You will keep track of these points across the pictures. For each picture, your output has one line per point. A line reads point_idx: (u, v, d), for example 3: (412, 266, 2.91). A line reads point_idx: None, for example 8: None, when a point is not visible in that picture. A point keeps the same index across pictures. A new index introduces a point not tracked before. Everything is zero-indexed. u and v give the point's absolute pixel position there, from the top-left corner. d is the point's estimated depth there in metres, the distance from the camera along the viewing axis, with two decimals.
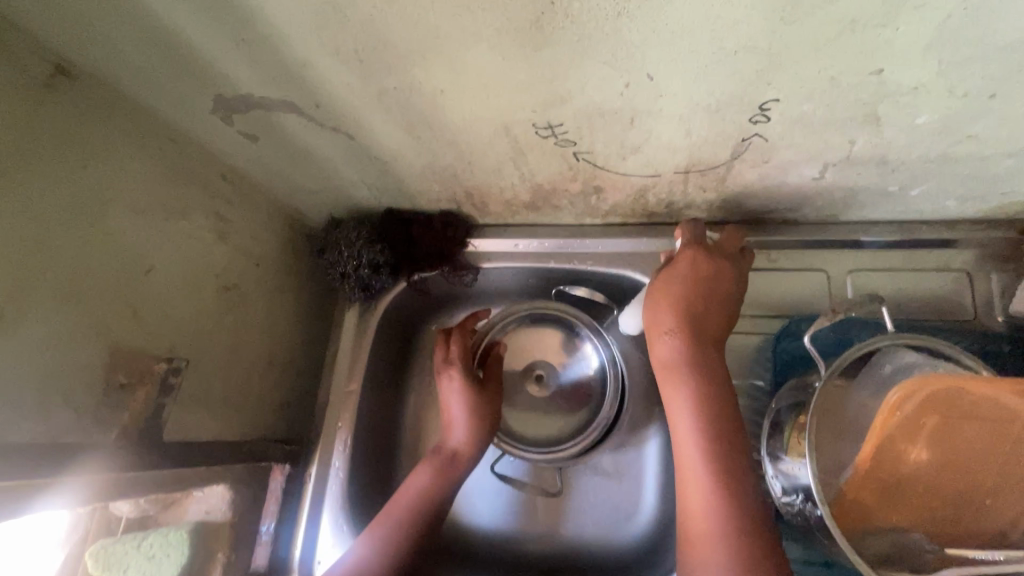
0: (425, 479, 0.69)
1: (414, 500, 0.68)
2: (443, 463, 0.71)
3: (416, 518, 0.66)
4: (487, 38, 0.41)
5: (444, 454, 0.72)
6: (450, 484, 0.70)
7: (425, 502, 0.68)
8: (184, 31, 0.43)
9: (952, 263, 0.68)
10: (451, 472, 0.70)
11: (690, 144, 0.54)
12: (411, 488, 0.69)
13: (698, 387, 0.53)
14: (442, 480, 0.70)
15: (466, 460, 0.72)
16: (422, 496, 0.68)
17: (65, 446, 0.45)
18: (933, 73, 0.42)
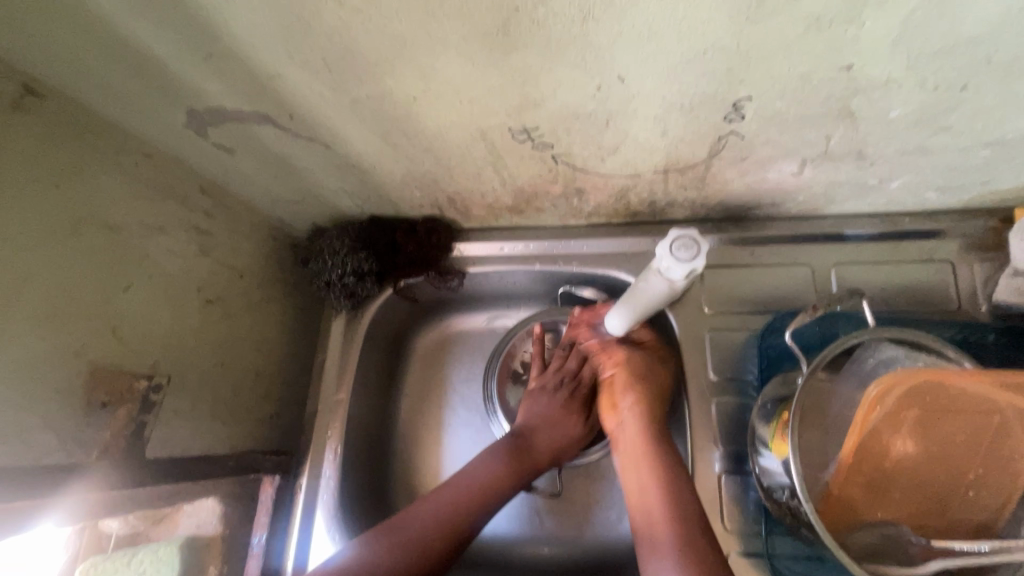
0: (489, 467, 0.68)
1: (485, 485, 0.66)
2: (524, 458, 0.70)
3: (477, 503, 0.65)
4: (455, 45, 0.41)
5: (524, 445, 0.71)
6: (516, 481, 0.68)
7: (479, 491, 0.65)
8: (152, 47, 0.43)
9: (935, 254, 0.68)
10: (525, 468, 0.70)
11: (667, 144, 0.54)
12: (474, 473, 0.67)
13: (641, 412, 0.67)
14: (512, 471, 0.68)
15: (544, 458, 0.72)
16: (488, 484, 0.66)
17: (46, 467, 0.45)
18: (903, 67, 0.42)
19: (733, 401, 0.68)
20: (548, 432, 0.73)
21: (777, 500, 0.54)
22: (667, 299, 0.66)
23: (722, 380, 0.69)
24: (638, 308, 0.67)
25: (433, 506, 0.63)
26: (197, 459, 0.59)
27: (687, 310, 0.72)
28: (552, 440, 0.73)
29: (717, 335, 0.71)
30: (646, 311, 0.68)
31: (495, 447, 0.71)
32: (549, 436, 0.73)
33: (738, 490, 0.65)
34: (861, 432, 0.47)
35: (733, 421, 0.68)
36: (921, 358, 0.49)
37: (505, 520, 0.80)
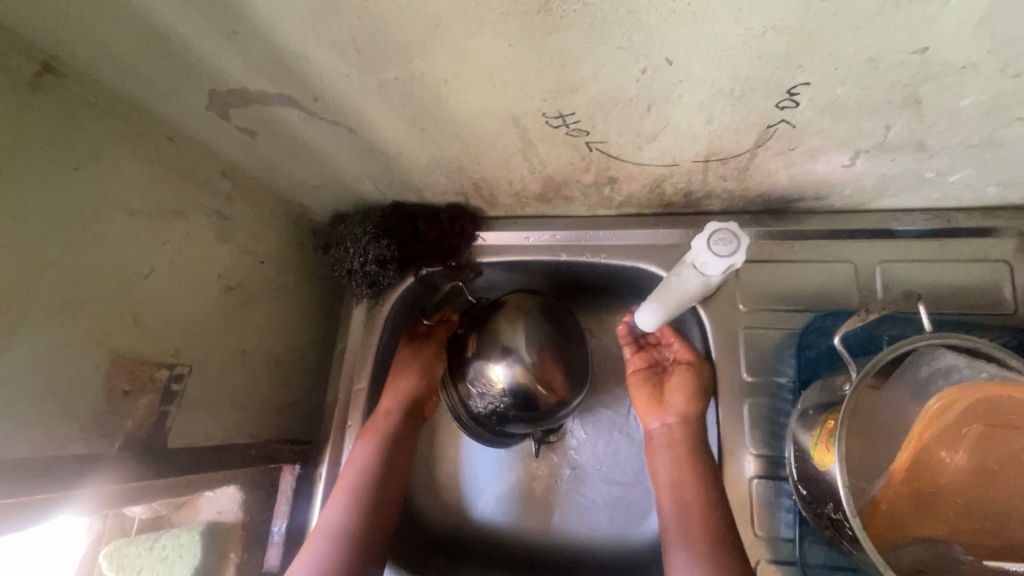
0: (364, 453, 0.68)
1: (368, 469, 0.67)
2: (375, 429, 0.70)
3: (376, 484, 0.66)
4: (492, 24, 0.38)
5: (374, 424, 0.71)
6: (389, 447, 0.69)
7: (369, 479, 0.66)
8: (171, 23, 0.41)
9: (991, 253, 0.64)
10: (385, 430, 0.70)
11: (711, 132, 0.51)
12: (355, 465, 0.67)
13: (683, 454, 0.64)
14: (382, 443, 0.69)
15: (400, 421, 0.72)
16: (369, 466, 0.67)
17: (68, 458, 0.44)
18: (984, 51, 0.38)
19: (766, 402, 0.66)
20: (391, 390, 0.73)
21: (816, 511, 0.51)
22: (701, 295, 0.63)
23: (756, 381, 0.66)
24: (670, 304, 0.64)
25: (342, 493, 0.65)
26: (218, 448, 0.59)
27: (720, 307, 0.69)
28: (396, 395, 0.73)
29: (751, 334, 0.68)
30: (679, 307, 0.65)
31: (358, 436, 0.71)
32: (393, 396, 0.73)
33: (770, 495, 0.63)
34: (918, 445, 0.46)
35: (768, 425, 0.65)
36: (985, 368, 0.45)
37: (525, 513, 0.79)
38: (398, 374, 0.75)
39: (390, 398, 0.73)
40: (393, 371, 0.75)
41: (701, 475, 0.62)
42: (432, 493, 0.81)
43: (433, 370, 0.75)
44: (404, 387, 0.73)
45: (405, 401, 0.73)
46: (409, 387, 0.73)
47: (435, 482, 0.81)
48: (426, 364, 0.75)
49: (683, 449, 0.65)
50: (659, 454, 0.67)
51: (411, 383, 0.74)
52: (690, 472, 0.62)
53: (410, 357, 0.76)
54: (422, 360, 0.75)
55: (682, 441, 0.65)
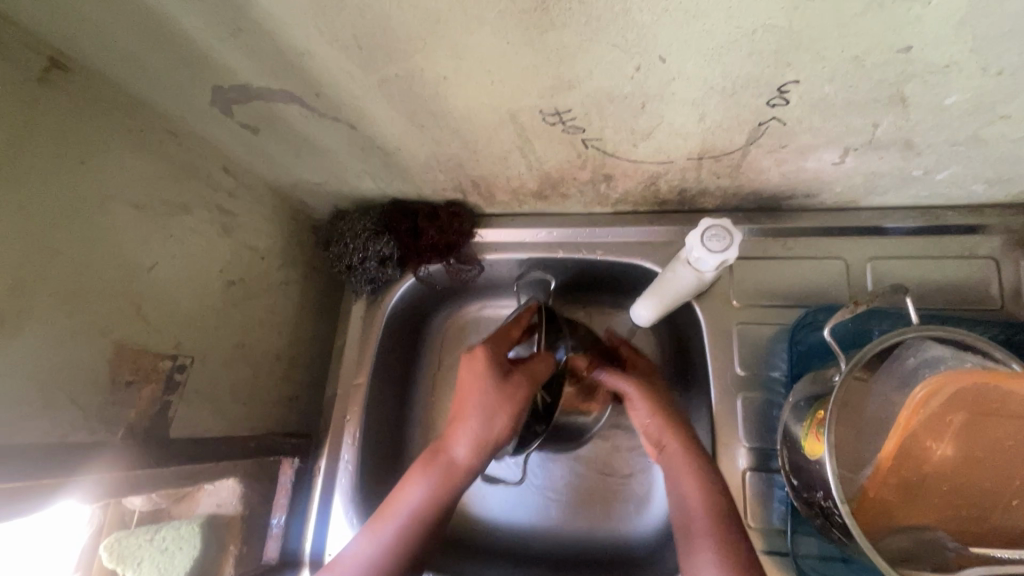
0: (415, 498, 0.60)
1: (414, 517, 0.59)
2: (440, 473, 0.60)
3: (422, 532, 0.59)
4: (490, 22, 0.39)
5: (438, 461, 0.61)
6: (449, 495, 0.60)
7: (411, 530, 0.59)
8: (176, 20, 0.42)
9: (978, 250, 0.65)
10: (451, 485, 0.60)
11: (704, 130, 0.52)
12: (405, 505, 0.59)
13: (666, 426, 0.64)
14: (442, 493, 0.60)
15: (470, 472, 0.61)
16: (420, 512, 0.59)
17: (72, 445, 0.45)
18: (966, 50, 0.40)
19: (760, 397, 0.67)
20: (471, 432, 0.60)
21: (807, 500, 0.53)
22: (694, 291, 0.64)
23: (749, 375, 0.67)
24: (665, 299, 0.65)
25: (384, 531, 0.58)
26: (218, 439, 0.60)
27: (714, 302, 0.70)
28: (473, 440, 0.60)
29: (745, 329, 0.69)
30: (672, 302, 0.66)
31: (416, 464, 0.62)
32: (468, 438, 0.60)
33: (763, 487, 0.64)
34: (904, 433, 0.46)
35: (759, 420, 0.66)
36: (968, 358, 0.46)
37: (524, 509, 0.80)
38: (480, 416, 0.60)
39: (468, 446, 0.60)
40: (474, 405, 0.60)
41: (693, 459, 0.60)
42: None
43: (522, 402, 0.61)
44: (485, 435, 0.60)
45: (483, 450, 0.61)
46: (493, 431, 0.60)
47: None
48: (517, 408, 0.60)
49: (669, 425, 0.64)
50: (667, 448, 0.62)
51: (495, 427, 0.60)
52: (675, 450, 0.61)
53: (502, 396, 0.60)
54: (513, 401, 0.61)
55: (678, 430, 0.63)
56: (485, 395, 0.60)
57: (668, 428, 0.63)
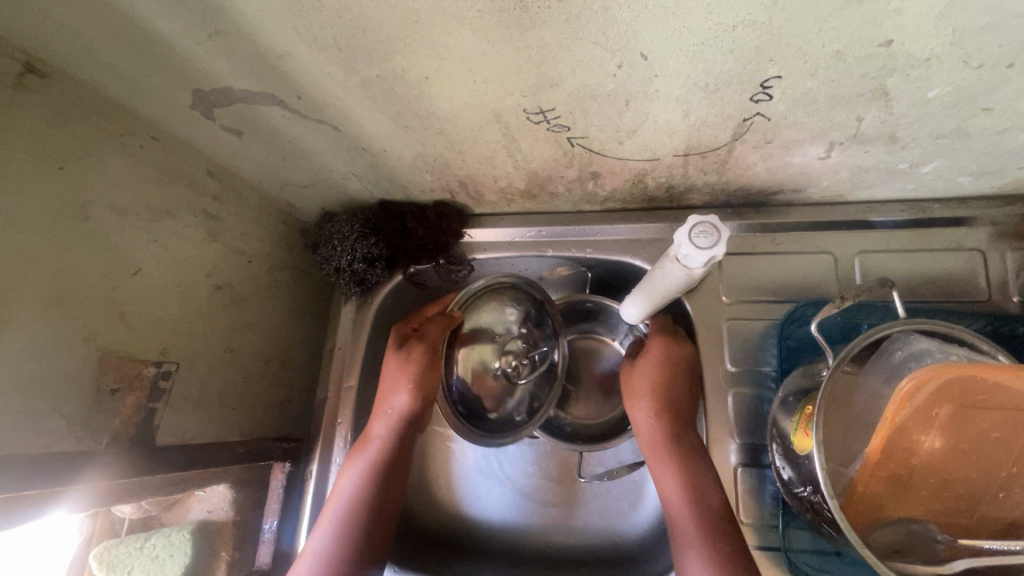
0: (351, 481, 0.65)
1: (355, 497, 0.64)
2: (361, 455, 0.66)
3: (365, 509, 0.64)
4: (469, 21, 0.39)
5: (364, 445, 0.67)
6: (373, 470, 0.65)
7: (359, 505, 0.64)
8: (152, 23, 0.42)
9: (965, 242, 0.66)
10: (376, 458, 0.66)
11: (689, 126, 0.52)
12: (340, 492, 0.65)
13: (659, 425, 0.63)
14: (370, 468, 0.65)
15: (393, 443, 0.66)
16: (358, 493, 0.64)
17: (56, 455, 0.44)
18: (947, 44, 0.40)
19: (750, 392, 0.67)
20: (382, 413, 0.67)
21: (797, 495, 0.53)
22: (684, 288, 0.63)
23: (741, 371, 0.68)
24: (654, 296, 0.65)
25: (326, 522, 0.63)
26: (207, 445, 0.59)
27: (704, 298, 0.70)
28: (386, 417, 0.67)
29: (735, 325, 0.69)
30: (662, 299, 0.65)
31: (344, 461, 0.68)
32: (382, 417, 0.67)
33: (756, 483, 0.64)
34: (891, 427, 0.45)
35: (750, 414, 0.66)
36: (954, 351, 0.47)
37: (518, 509, 0.79)
38: (386, 394, 0.66)
39: (382, 424, 0.67)
40: (385, 386, 0.67)
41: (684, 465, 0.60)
42: (423, 490, 0.81)
43: (428, 369, 0.66)
44: (393, 410, 0.66)
45: (399, 424, 0.67)
46: (403, 403, 0.66)
47: (425, 479, 0.81)
48: (416, 378, 0.65)
49: (671, 432, 0.62)
50: (659, 456, 0.62)
51: (400, 399, 0.66)
52: (669, 457, 0.61)
53: (403, 368, 0.66)
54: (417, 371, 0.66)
55: (680, 437, 0.62)
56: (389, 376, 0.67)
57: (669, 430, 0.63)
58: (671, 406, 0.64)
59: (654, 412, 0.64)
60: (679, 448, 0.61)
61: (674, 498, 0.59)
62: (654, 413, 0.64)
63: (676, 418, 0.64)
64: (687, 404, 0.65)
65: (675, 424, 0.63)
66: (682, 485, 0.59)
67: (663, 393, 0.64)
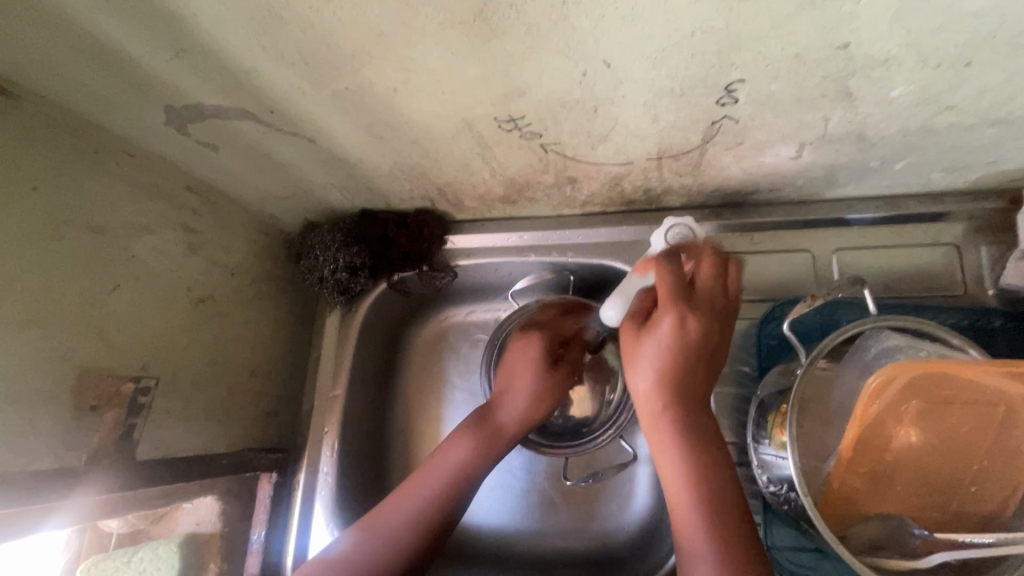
0: (460, 456, 0.62)
1: (456, 477, 0.61)
2: (489, 438, 0.64)
3: (462, 492, 0.61)
4: (432, 34, 0.40)
5: (483, 425, 0.65)
6: (491, 458, 0.64)
7: (461, 483, 0.61)
8: (121, 44, 0.42)
9: (941, 237, 0.66)
10: (496, 447, 0.64)
11: (659, 131, 0.52)
12: (449, 463, 0.62)
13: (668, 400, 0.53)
14: (484, 454, 0.63)
15: (512, 438, 0.65)
16: (462, 472, 0.62)
17: (34, 474, 0.45)
18: (903, 45, 0.40)
19: (732, 392, 0.67)
20: (518, 410, 0.67)
21: (775, 494, 0.54)
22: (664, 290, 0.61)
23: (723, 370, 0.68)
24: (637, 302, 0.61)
25: (422, 490, 0.61)
26: (191, 458, 0.59)
27: None
28: (520, 416, 0.67)
29: None
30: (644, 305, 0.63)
31: (462, 427, 0.65)
32: (516, 410, 0.67)
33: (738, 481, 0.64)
34: (863, 425, 0.46)
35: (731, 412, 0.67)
36: (924, 347, 0.48)
37: (509, 513, 0.80)
38: (526, 396, 0.68)
39: (513, 414, 0.66)
40: (517, 388, 0.68)
41: (690, 446, 0.51)
42: None
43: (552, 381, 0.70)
44: (530, 414, 0.67)
45: (526, 423, 0.67)
46: (532, 410, 0.67)
47: None
48: (550, 388, 0.69)
49: (673, 405, 0.52)
50: (664, 424, 0.52)
51: (538, 410, 0.68)
52: (673, 442, 0.52)
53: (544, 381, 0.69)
54: (552, 393, 0.69)
55: (687, 415, 0.52)
56: (527, 382, 0.68)
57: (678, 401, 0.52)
58: (680, 380, 0.52)
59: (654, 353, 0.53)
60: (681, 426, 0.52)
61: (674, 474, 0.51)
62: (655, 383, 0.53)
63: (685, 391, 0.53)
64: (697, 372, 0.53)
65: (686, 405, 0.53)
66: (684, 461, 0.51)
67: (675, 360, 0.52)
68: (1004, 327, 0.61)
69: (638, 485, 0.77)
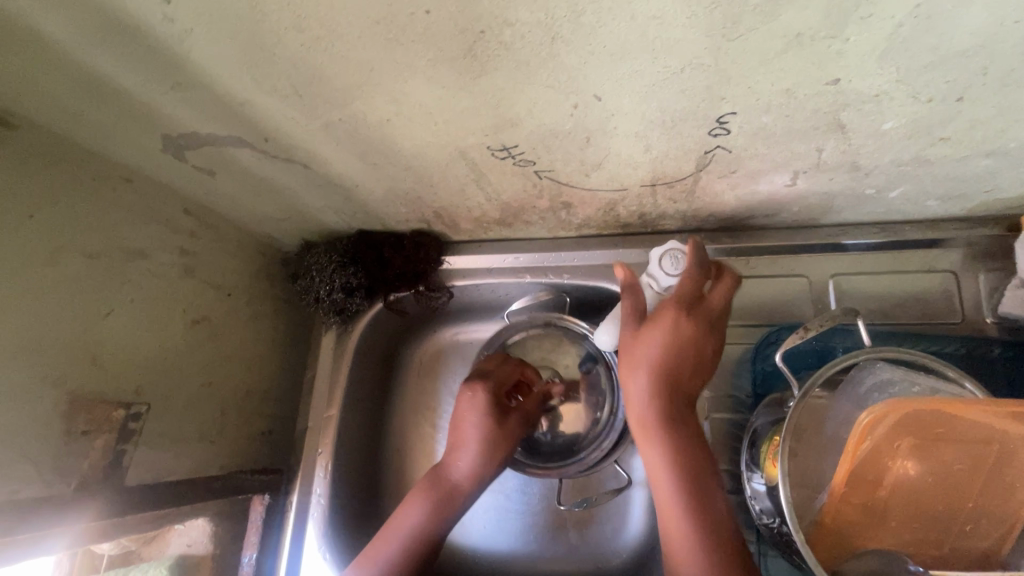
0: (416, 518, 0.64)
1: (412, 539, 0.63)
2: (443, 500, 0.65)
3: (419, 552, 0.63)
4: (422, 69, 0.40)
5: (438, 486, 0.66)
6: (446, 518, 0.65)
7: (419, 544, 0.63)
8: (117, 77, 0.43)
9: (939, 263, 0.66)
10: (450, 507, 0.65)
11: (652, 159, 0.52)
12: (404, 526, 0.64)
13: (663, 409, 0.52)
14: (438, 515, 0.64)
15: (465, 496, 0.66)
16: (418, 534, 0.64)
17: (21, 504, 0.44)
18: (894, 81, 0.40)
19: (728, 417, 0.67)
20: (469, 466, 0.66)
21: (767, 526, 0.54)
22: None
23: (717, 395, 0.67)
24: None
25: (383, 554, 0.62)
26: (182, 482, 0.59)
27: None
28: (473, 471, 0.66)
29: None
30: None
31: (417, 488, 0.66)
32: (467, 466, 0.67)
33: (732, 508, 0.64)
34: (855, 459, 0.45)
35: (727, 437, 0.66)
36: (917, 381, 0.48)
37: (503, 535, 0.79)
38: (481, 450, 0.67)
39: (467, 473, 0.66)
40: (468, 440, 0.67)
41: (684, 468, 0.51)
42: None
43: (504, 433, 0.68)
44: (485, 472, 0.67)
45: (479, 481, 0.67)
46: (484, 467, 0.66)
47: None
48: (508, 443, 0.68)
49: (671, 425, 0.52)
50: (658, 444, 0.52)
51: (495, 462, 0.67)
52: (663, 449, 0.51)
53: (500, 436, 0.67)
54: (505, 442, 0.68)
55: (679, 424, 0.52)
56: (476, 436, 0.67)
57: (672, 409, 0.52)
58: (676, 378, 0.52)
59: (654, 375, 0.52)
60: (677, 447, 0.51)
61: (664, 483, 0.51)
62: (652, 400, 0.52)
63: (678, 397, 0.53)
64: (694, 371, 0.53)
65: (677, 410, 0.52)
66: (676, 468, 0.51)
67: (672, 358, 0.52)
68: (1003, 355, 0.60)
69: (633, 509, 0.76)
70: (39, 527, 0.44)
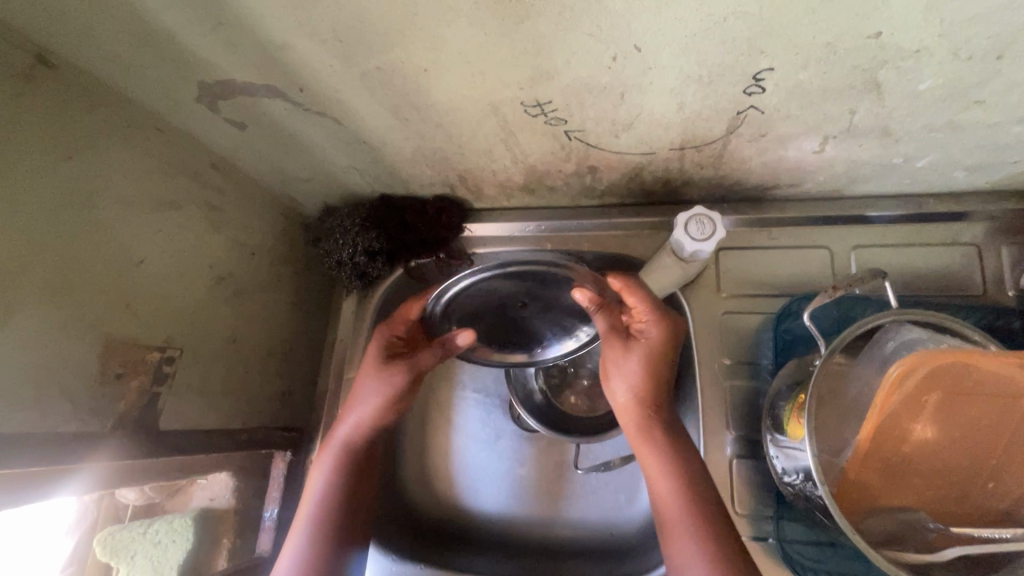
0: (322, 478, 0.64)
1: (324, 496, 0.63)
2: (339, 455, 0.65)
3: (340, 505, 0.63)
4: (466, 13, 0.40)
5: (332, 445, 0.66)
6: (350, 469, 0.65)
7: (334, 499, 0.63)
8: (161, 17, 0.43)
9: (962, 237, 0.66)
10: (348, 458, 0.65)
11: (684, 120, 0.53)
12: (314, 490, 0.64)
13: (638, 390, 0.58)
14: (341, 469, 0.64)
15: (359, 443, 0.65)
16: (330, 491, 0.63)
17: (62, 436, 0.45)
18: (935, 35, 0.40)
19: (747, 385, 0.67)
20: (354, 414, 0.65)
21: (790, 485, 0.55)
22: (679, 281, 0.65)
23: (735, 363, 0.68)
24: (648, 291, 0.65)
25: (303, 520, 0.62)
26: (209, 432, 0.60)
27: (700, 293, 0.71)
28: (358, 416, 0.65)
29: (731, 319, 0.69)
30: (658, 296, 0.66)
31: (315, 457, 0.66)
32: (352, 415, 0.65)
33: (749, 473, 0.65)
34: (883, 412, 0.47)
35: (746, 405, 0.67)
36: (945, 340, 0.48)
37: (518, 501, 0.80)
38: (360, 394, 0.65)
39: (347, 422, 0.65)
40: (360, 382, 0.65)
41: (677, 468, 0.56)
42: (422, 481, 0.82)
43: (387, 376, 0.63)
44: (364, 415, 0.64)
45: (365, 425, 0.65)
46: (364, 412, 0.64)
47: (425, 472, 0.82)
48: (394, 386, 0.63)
49: (655, 418, 0.58)
50: (656, 466, 0.56)
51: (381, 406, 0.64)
52: (653, 441, 0.57)
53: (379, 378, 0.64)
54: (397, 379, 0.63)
55: (658, 422, 0.58)
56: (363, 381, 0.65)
57: (649, 388, 0.58)
58: (652, 373, 0.58)
59: (641, 358, 0.57)
60: (665, 442, 0.57)
61: (655, 468, 0.57)
62: (634, 386, 0.58)
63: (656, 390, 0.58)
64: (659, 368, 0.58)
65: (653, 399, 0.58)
66: (654, 440, 0.57)
67: (654, 368, 0.58)
68: None
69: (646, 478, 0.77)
70: (69, 461, 0.44)
